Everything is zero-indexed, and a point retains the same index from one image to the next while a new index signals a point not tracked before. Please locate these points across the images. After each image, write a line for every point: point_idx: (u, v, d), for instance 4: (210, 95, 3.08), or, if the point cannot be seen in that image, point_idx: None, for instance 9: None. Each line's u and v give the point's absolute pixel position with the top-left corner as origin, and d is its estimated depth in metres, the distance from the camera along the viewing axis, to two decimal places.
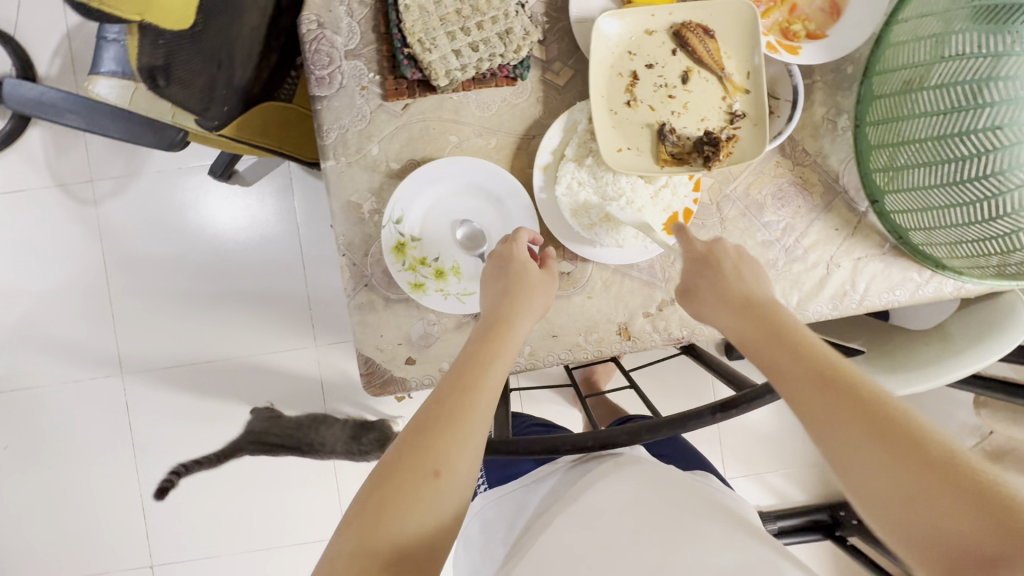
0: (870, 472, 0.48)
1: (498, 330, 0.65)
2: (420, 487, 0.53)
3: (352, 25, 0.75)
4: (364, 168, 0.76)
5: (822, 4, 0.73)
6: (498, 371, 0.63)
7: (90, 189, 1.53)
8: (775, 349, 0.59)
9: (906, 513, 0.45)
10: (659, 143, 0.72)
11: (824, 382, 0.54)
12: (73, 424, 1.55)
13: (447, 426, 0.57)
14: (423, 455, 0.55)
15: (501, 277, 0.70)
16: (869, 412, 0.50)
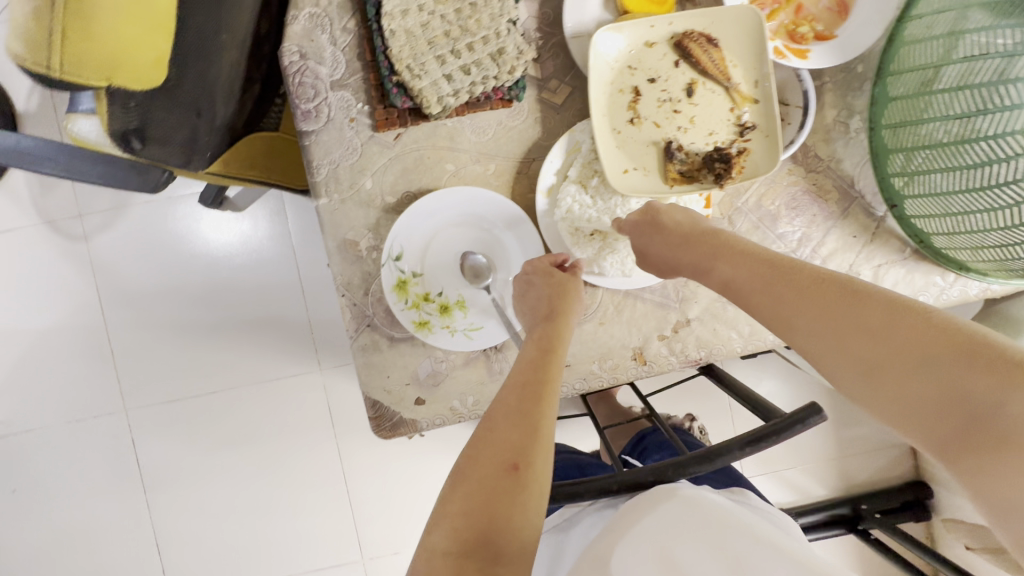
0: (861, 363, 0.49)
1: (555, 327, 0.64)
2: (503, 477, 0.52)
3: (336, 54, 0.72)
4: (358, 203, 0.73)
5: (828, 3, 0.70)
6: (558, 363, 0.61)
7: (79, 225, 1.49)
8: (751, 274, 0.58)
9: (921, 381, 0.46)
10: (667, 161, 0.69)
11: (805, 289, 0.54)
12: (78, 464, 1.52)
13: (518, 413, 0.55)
14: (499, 446, 0.53)
15: (535, 284, 0.68)
16: (844, 303, 0.51)
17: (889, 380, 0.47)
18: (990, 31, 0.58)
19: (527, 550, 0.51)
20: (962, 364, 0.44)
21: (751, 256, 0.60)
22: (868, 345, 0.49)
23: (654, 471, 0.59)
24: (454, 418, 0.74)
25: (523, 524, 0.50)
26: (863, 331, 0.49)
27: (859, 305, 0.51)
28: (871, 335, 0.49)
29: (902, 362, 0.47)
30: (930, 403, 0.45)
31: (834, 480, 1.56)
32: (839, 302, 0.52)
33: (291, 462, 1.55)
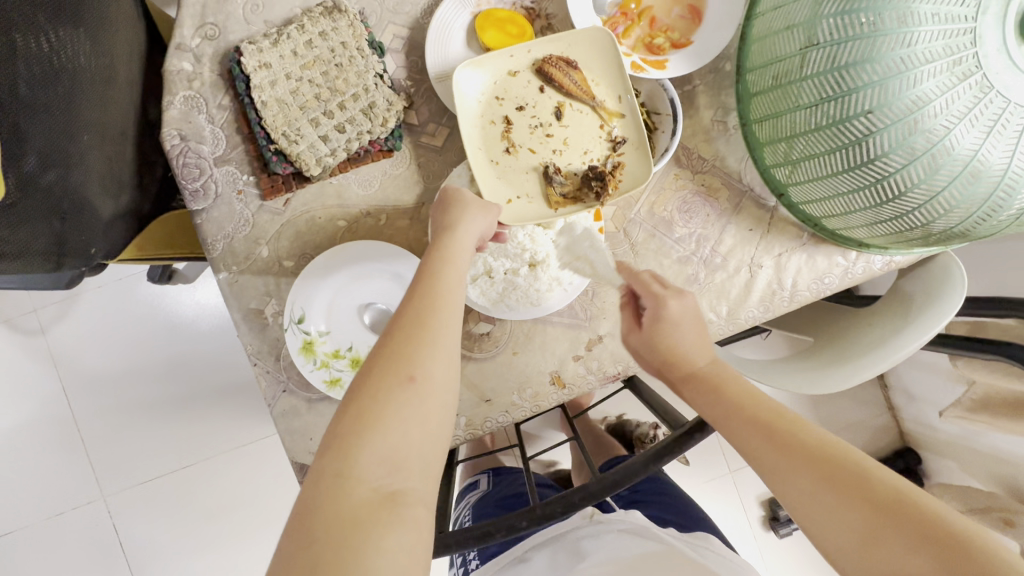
0: (848, 546, 0.44)
1: (441, 238, 0.61)
2: (400, 387, 0.49)
3: (216, 131, 0.73)
4: (257, 272, 0.74)
5: (680, 12, 0.72)
6: (448, 328, 0.54)
7: (34, 319, 1.50)
8: (734, 411, 0.54)
9: (895, 572, 0.41)
10: (547, 185, 0.70)
11: (788, 438, 0.50)
12: (61, 559, 1.51)
13: (397, 400, 0.49)
14: (398, 359, 0.50)
15: (442, 212, 0.65)
16: (832, 477, 0.46)
17: (874, 568, 0.42)
18: (837, 17, 0.57)
19: (428, 466, 0.49)
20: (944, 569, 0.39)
21: (741, 398, 0.55)
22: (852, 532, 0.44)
23: (564, 502, 0.59)
24: None
25: (416, 439, 0.48)
26: (851, 518, 0.44)
27: (843, 472, 0.46)
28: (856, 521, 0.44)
29: (888, 560, 0.42)
30: None
31: None
32: (827, 478, 0.46)
33: (275, 523, 1.54)
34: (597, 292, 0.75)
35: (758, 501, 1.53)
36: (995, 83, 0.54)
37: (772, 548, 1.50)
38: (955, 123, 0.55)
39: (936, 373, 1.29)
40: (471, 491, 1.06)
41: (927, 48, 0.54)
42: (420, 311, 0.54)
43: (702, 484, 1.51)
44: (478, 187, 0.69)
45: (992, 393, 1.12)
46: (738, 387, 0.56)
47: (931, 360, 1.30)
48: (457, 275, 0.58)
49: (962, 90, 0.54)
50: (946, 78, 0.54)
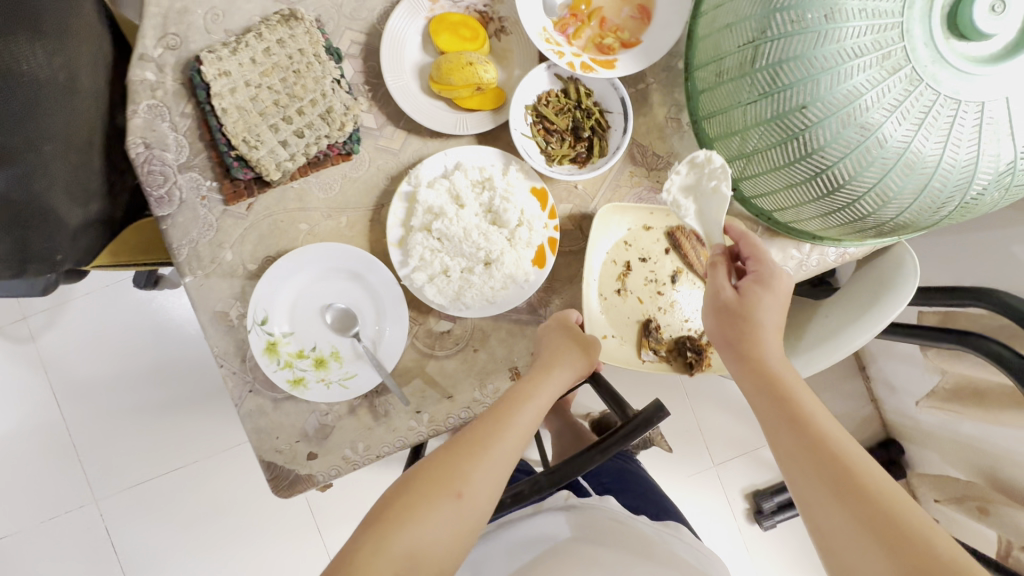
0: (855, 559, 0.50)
1: (535, 374, 0.67)
2: (445, 501, 0.55)
3: (179, 139, 0.75)
4: (222, 276, 0.75)
5: (630, 12, 0.73)
6: (503, 463, 0.59)
7: (24, 326, 1.53)
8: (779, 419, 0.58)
9: None
10: (644, 337, 0.76)
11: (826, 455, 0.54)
12: (55, 561, 1.53)
13: (432, 513, 0.54)
14: (451, 473, 0.56)
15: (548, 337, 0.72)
16: (847, 490, 0.52)
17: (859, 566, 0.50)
18: (768, 15, 0.59)
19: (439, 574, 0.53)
20: None
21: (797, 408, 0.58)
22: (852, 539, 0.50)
23: (513, 494, 0.63)
24: (348, 467, 0.76)
25: (440, 545, 0.53)
26: (855, 528, 0.50)
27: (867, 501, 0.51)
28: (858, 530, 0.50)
29: None
30: None
31: None
32: (840, 488, 0.53)
33: (263, 523, 1.56)
34: (555, 289, 0.76)
35: (742, 494, 1.54)
36: (925, 75, 0.55)
37: (756, 540, 1.52)
38: (889, 116, 0.56)
39: (913, 363, 1.29)
40: None
41: (854, 44, 0.55)
42: (482, 436, 0.60)
43: (686, 478, 1.52)
44: (585, 320, 0.74)
45: (965, 382, 1.13)
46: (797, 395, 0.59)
47: (907, 351, 1.30)
48: (524, 422, 0.63)
49: (890, 84, 0.55)
50: (876, 72, 0.55)
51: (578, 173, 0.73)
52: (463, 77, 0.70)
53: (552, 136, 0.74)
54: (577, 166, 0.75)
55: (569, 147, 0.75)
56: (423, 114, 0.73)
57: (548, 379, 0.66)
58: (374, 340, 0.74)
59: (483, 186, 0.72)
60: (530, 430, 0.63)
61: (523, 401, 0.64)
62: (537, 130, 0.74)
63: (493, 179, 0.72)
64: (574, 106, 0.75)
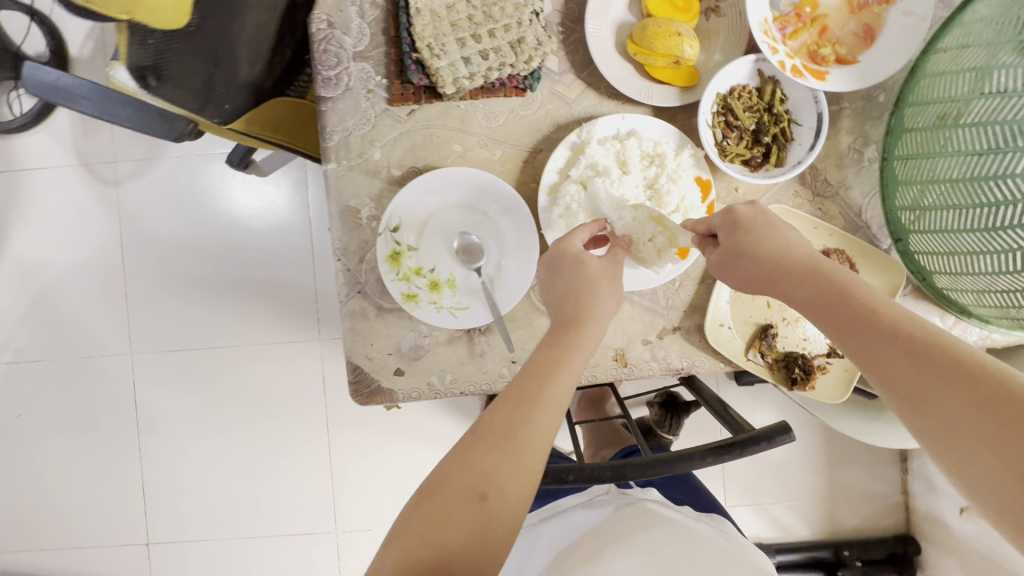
0: (951, 434, 0.42)
1: (567, 330, 0.59)
2: (467, 505, 0.49)
3: (363, 27, 0.74)
4: (364, 172, 0.75)
5: (855, 28, 0.69)
6: (562, 383, 0.55)
7: (112, 170, 1.55)
8: (832, 300, 0.52)
9: (1001, 463, 0.40)
10: (759, 339, 0.73)
11: (898, 331, 0.48)
12: (79, 398, 1.58)
13: (501, 441, 0.52)
14: (473, 471, 0.50)
15: (559, 277, 0.64)
16: (965, 381, 0.43)
17: (978, 453, 0.41)
18: None
19: None
20: None
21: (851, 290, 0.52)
22: (979, 441, 0.41)
23: (613, 470, 0.59)
24: (430, 393, 0.75)
25: (476, 564, 0.47)
26: (980, 423, 0.41)
27: (958, 368, 0.44)
28: (986, 430, 0.41)
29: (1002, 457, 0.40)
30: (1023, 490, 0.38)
31: (819, 521, 1.52)
32: (933, 359, 0.45)
33: (277, 422, 1.59)
34: (683, 284, 0.74)
35: None
36: None
37: None
38: None
39: None
40: None
41: None
42: (550, 358, 0.57)
43: None
44: (711, 301, 0.72)
45: None
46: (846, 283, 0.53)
47: None
48: (561, 386, 0.55)
49: None
50: None
51: (749, 176, 0.70)
52: (665, 46, 0.68)
53: (732, 132, 0.72)
54: (747, 169, 0.72)
55: (745, 148, 0.72)
56: (612, 71, 0.71)
57: (591, 286, 0.61)
58: (496, 280, 0.73)
59: (652, 160, 0.70)
60: (565, 404, 0.55)
61: (558, 360, 0.56)
62: (718, 121, 0.71)
63: (665, 156, 0.70)
64: (764, 109, 0.71)
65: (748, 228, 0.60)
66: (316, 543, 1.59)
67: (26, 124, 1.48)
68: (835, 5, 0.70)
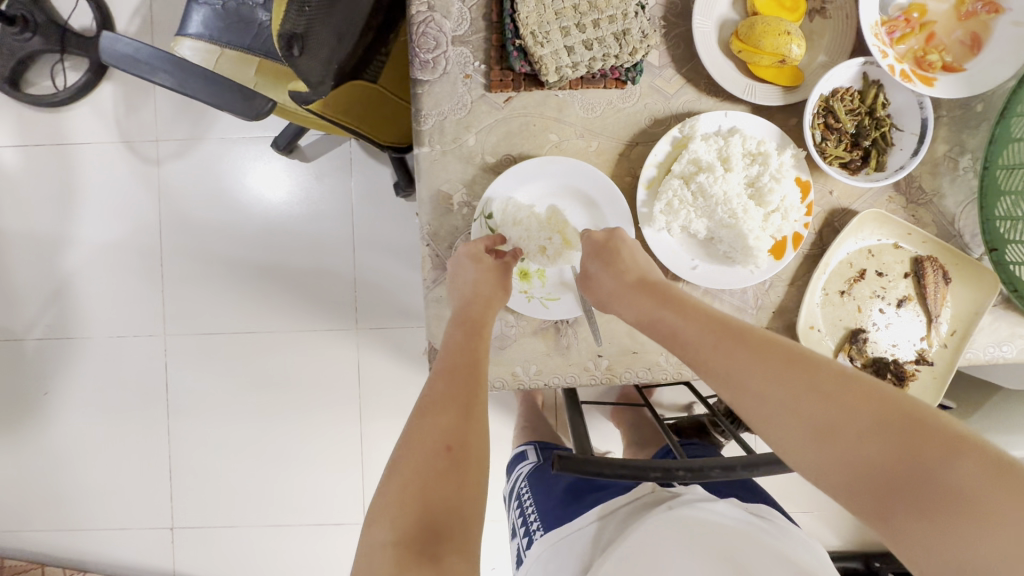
0: (807, 435, 0.47)
1: (479, 315, 0.67)
2: (438, 458, 0.54)
3: (463, 11, 0.73)
4: (458, 158, 0.74)
5: (961, 36, 0.69)
6: (478, 354, 0.64)
7: (154, 149, 1.54)
8: (692, 324, 0.58)
9: (855, 450, 0.45)
10: (849, 343, 0.73)
11: (740, 347, 0.54)
12: (109, 378, 1.56)
13: (449, 401, 0.59)
14: (435, 432, 0.56)
15: (471, 267, 0.69)
16: (803, 377, 0.50)
17: (833, 446, 0.46)
18: None
19: (469, 529, 0.52)
20: (899, 440, 0.44)
21: (701, 313, 0.59)
22: (829, 427, 0.46)
23: (722, 467, 0.59)
24: (514, 384, 0.75)
25: (461, 504, 0.53)
26: (827, 410, 0.47)
27: (799, 371, 0.50)
28: (833, 420, 0.46)
29: (854, 444, 0.45)
30: (875, 469, 0.44)
31: (849, 532, 1.52)
32: (779, 367, 0.51)
33: (310, 411, 1.57)
34: (774, 285, 0.74)
35: None
36: None
37: None
38: None
39: None
40: (529, 450, 1.03)
41: None
42: (458, 347, 0.64)
43: None
44: (804, 304, 0.72)
45: None
46: (695, 308, 0.60)
47: None
48: (476, 365, 0.63)
49: None
50: None
51: (850, 179, 0.70)
52: (773, 44, 0.67)
53: (832, 134, 0.71)
54: (846, 172, 0.72)
55: (844, 150, 0.72)
56: (716, 68, 0.71)
57: (474, 278, 0.69)
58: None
59: (755, 159, 0.70)
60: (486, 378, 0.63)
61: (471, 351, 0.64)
62: (818, 123, 0.71)
63: (769, 155, 0.69)
64: (866, 112, 0.71)
65: (611, 258, 0.67)
66: (342, 533, 1.57)
67: (71, 98, 1.46)
68: (942, 11, 0.70)
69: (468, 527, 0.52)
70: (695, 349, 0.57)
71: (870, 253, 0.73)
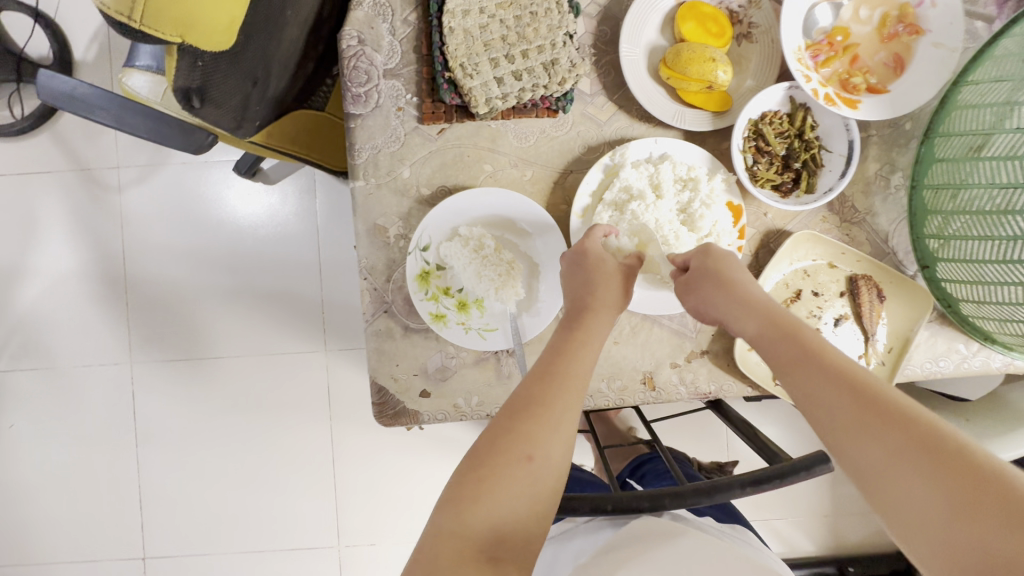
0: (903, 503, 0.44)
1: (586, 315, 0.62)
2: (520, 465, 0.51)
3: (394, 44, 0.73)
4: (393, 191, 0.74)
5: (885, 58, 0.70)
6: (582, 364, 0.58)
7: (115, 175, 1.53)
8: (797, 361, 0.55)
9: (950, 534, 0.40)
10: None
11: (849, 394, 0.50)
12: (77, 409, 1.54)
13: (541, 410, 0.54)
14: (520, 437, 0.52)
15: (580, 268, 0.66)
16: (895, 424, 0.46)
17: (928, 526, 0.42)
18: None
19: (530, 539, 0.50)
20: (1016, 536, 0.38)
21: (814, 348, 0.55)
22: (936, 507, 0.42)
23: (650, 498, 0.58)
24: (456, 415, 0.74)
25: (525, 509, 0.50)
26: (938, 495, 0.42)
27: (909, 434, 0.45)
28: (929, 491, 0.42)
29: (956, 529, 0.40)
30: (977, 563, 0.39)
31: (824, 538, 1.53)
32: (886, 421, 0.47)
33: (282, 435, 1.56)
34: None
35: None
36: None
37: None
38: None
39: None
40: None
41: None
42: (565, 341, 0.60)
43: None
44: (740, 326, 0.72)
45: None
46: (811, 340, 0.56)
47: None
48: (579, 373, 0.58)
49: None
50: None
51: (780, 203, 0.70)
52: (699, 71, 0.68)
53: (762, 157, 0.72)
54: (778, 195, 0.72)
55: (775, 173, 0.72)
56: (645, 95, 0.71)
57: (604, 276, 0.65)
58: (531, 271, 0.74)
59: (685, 185, 0.71)
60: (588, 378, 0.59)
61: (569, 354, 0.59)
62: (749, 146, 0.72)
63: (699, 181, 0.70)
64: (795, 135, 0.72)
65: (703, 275, 0.64)
66: (317, 557, 1.56)
67: (27, 128, 1.44)
68: (866, 34, 0.71)
69: (525, 544, 0.50)
70: (796, 385, 0.54)
71: (806, 271, 0.74)
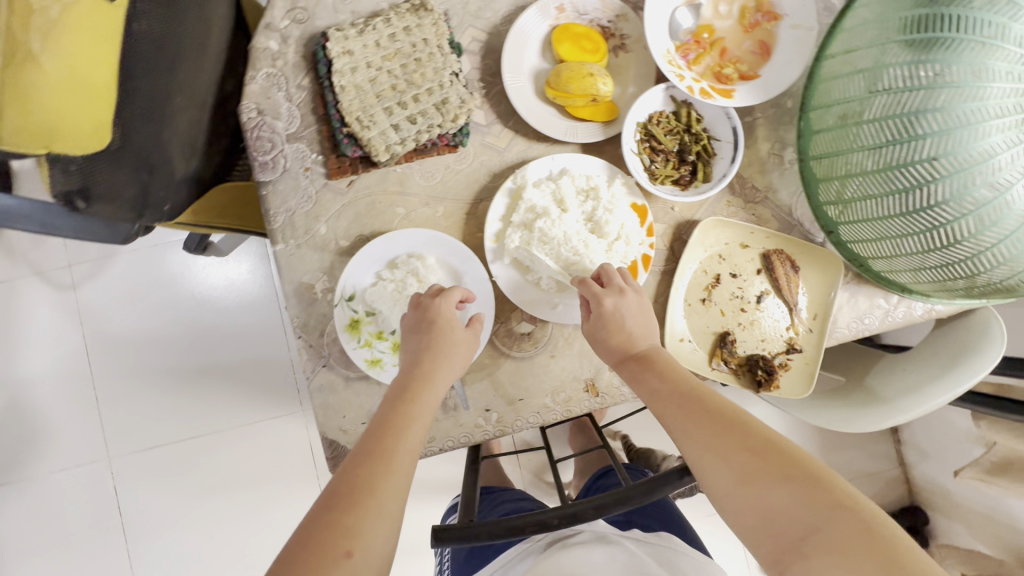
0: (729, 483, 0.53)
1: (415, 390, 0.64)
2: (338, 563, 0.49)
3: (292, 109, 0.76)
4: (313, 248, 0.76)
5: (751, 46, 0.75)
6: (414, 438, 0.60)
7: (68, 274, 1.53)
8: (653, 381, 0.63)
9: (762, 500, 0.51)
10: (719, 347, 0.75)
11: (686, 399, 0.60)
12: (60, 516, 1.51)
13: (360, 499, 0.53)
14: (338, 530, 0.51)
15: (415, 334, 0.69)
16: (717, 420, 0.57)
17: (747, 497, 0.52)
18: (916, 65, 0.58)
19: None
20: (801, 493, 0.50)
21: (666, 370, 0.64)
22: (750, 480, 0.52)
23: (595, 505, 0.59)
24: None
25: None
26: (736, 468, 0.53)
27: (729, 426, 0.56)
28: (745, 468, 0.53)
29: (765, 494, 0.51)
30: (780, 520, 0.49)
31: None
32: (711, 419, 0.57)
33: (273, 504, 1.54)
34: None
35: None
36: None
37: None
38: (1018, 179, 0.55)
39: (954, 432, 1.26)
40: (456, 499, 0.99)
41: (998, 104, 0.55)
42: (397, 416, 0.62)
43: None
44: (665, 318, 0.74)
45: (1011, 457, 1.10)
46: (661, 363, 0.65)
47: (948, 420, 1.28)
48: (410, 449, 0.59)
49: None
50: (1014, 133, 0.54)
51: (680, 196, 0.74)
52: (580, 87, 0.71)
53: (658, 156, 0.75)
54: (678, 188, 0.75)
55: (673, 168, 0.75)
56: (536, 117, 0.75)
57: (438, 347, 0.67)
58: None
59: (587, 195, 0.74)
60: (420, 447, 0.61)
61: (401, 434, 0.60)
62: (643, 148, 0.75)
63: (599, 189, 0.73)
64: (683, 130, 0.75)
65: (605, 322, 0.67)
66: None
67: None
68: (729, 27, 0.75)
69: None
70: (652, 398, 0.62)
71: (718, 254, 0.77)
